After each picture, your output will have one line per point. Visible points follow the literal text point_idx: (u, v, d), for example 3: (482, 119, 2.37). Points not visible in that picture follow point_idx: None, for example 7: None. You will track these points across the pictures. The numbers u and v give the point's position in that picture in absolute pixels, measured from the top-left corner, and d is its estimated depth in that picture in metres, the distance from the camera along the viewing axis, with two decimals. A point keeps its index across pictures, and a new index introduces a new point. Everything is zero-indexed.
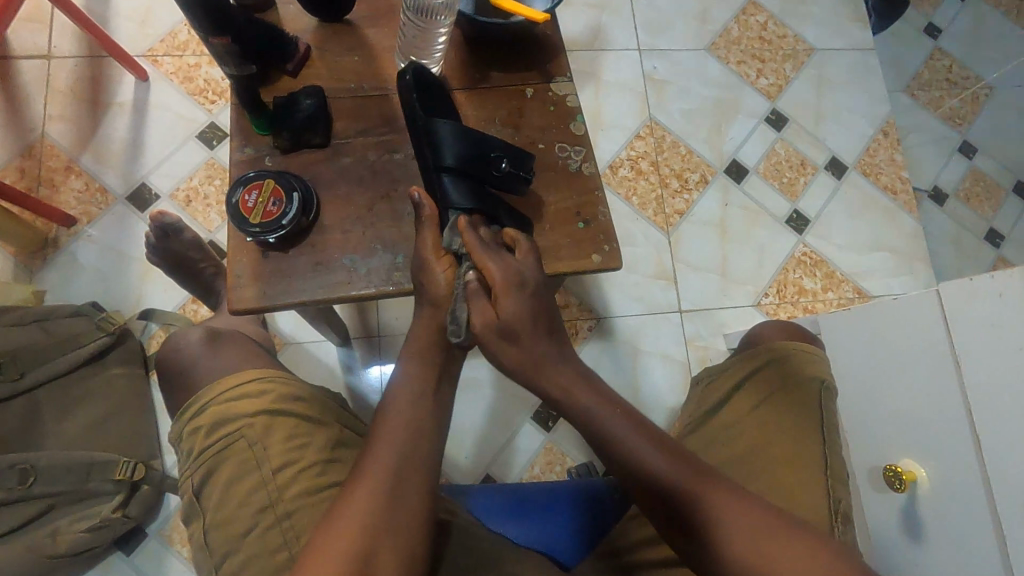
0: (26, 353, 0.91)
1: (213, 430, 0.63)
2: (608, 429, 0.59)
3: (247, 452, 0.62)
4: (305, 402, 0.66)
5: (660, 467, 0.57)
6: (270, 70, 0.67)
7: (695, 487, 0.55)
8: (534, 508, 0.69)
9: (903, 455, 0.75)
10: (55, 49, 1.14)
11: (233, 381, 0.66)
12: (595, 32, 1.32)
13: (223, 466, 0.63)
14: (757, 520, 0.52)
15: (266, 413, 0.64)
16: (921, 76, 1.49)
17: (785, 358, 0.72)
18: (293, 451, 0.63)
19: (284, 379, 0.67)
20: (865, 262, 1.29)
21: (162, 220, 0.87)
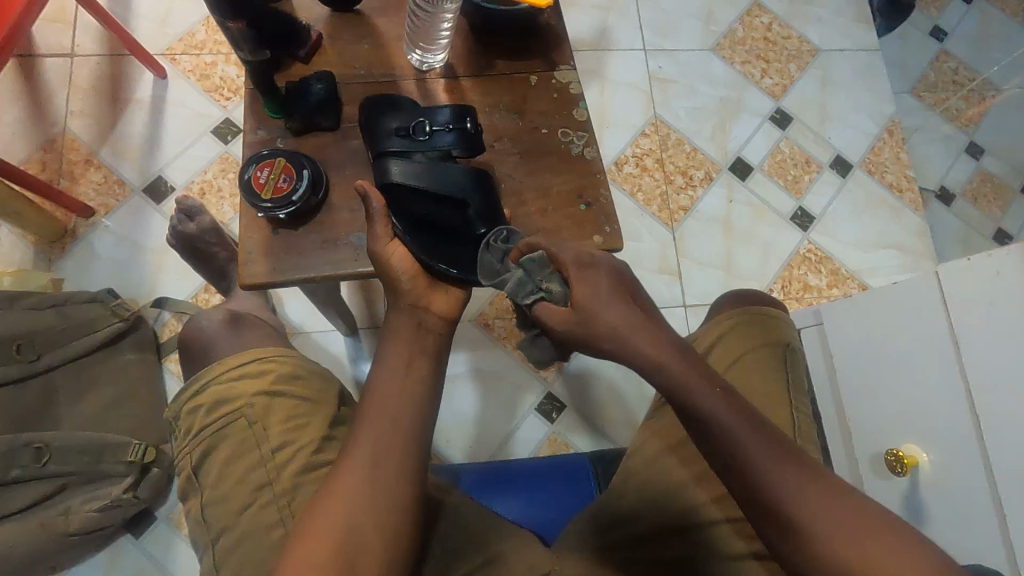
0: (42, 337, 0.93)
1: (215, 409, 0.65)
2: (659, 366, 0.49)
3: (248, 431, 0.64)
4: (302, 380, 0.67)
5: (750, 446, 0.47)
6: (284, 57, 0.70)
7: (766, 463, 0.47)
8: (521, 486, 0.71)
9: (902, 439, 0.75)
10: (77, 47, 1.19)
11: (235, 360, 0.67)
12: (602, 32, 1.34)
13: (224, 444, 0.64)
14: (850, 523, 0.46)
15: (266, 392, 0.65)
16: (927, 77, 1.50)
17: (763, 322, 0.72)
18: (290, 431, 0.64)
19: (288, 355, 0.69)
20: (871, 259, 1.29)
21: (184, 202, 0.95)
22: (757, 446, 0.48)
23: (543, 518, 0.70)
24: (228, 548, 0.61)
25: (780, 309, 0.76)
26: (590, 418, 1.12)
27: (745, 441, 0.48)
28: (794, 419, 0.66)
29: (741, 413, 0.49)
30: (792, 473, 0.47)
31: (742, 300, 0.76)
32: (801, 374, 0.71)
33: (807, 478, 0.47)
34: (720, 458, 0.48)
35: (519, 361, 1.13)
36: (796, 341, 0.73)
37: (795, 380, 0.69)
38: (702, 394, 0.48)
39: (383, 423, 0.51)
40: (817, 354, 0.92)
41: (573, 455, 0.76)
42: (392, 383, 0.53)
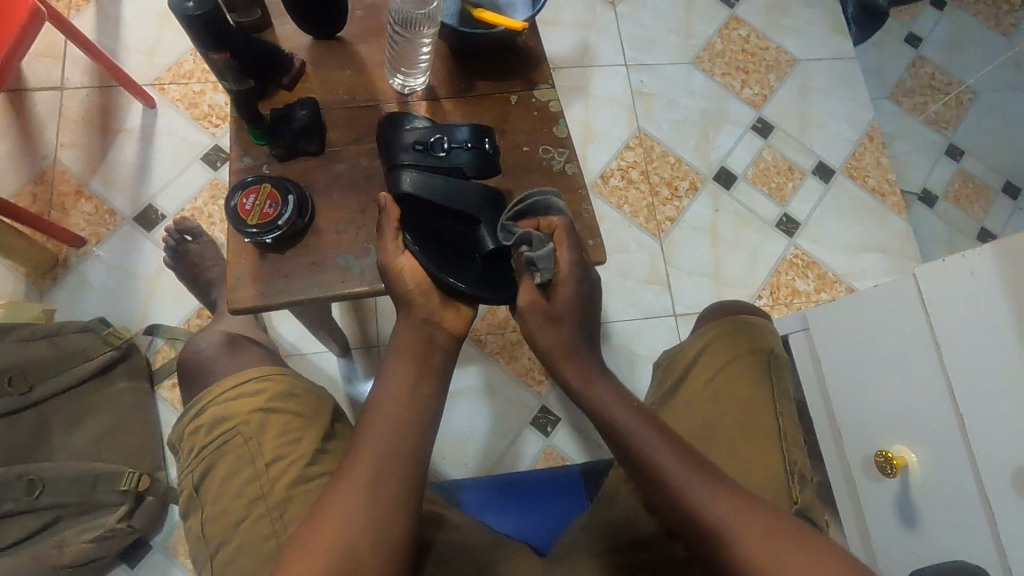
0: (31, 369, 0.93)
1: (212, 427, 0.66)
2: (621, 429, 0.58)
3: (245, 446, 0.64)
4: (297, 396, 0.67)
5: (669, 465, 0.55)
6: (268, 85, 0.71)
7: (678, 479, 0.54)
8: (513, 498, 0.72)
9: (892, 440, 0.75)
10: (67, 80, 1.20)
11: (233, 380, 0.68)
12: (583, 50, 1.37)
13: (220, 462, 0.64)
14: (761, 534, 0.50)
15: (263, 408, 0.66)
16: (904, 83, 1.53)
17: (746, 326, 0.74)
18: (285, 445, 0.64)
19: (283, 373, 0.70)
20: (857, 263, 1.30)
21: (183, 223, 0.97)
22: (679, 470, 0.54)
23: (535, 529, 0.71)
24: (223, 564, 0.61)
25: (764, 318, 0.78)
26: (585, 429, 1.12)
27: (676, 472, 0.54)
28: (777, 423, 0.67)
29: (673, 448, 0.56)
30: (734, 502, 0.52)
31: (725, 311, 0.78)
32: (788, 384, 0.71)
33: (725, 495, 0.53)
34: (653, 491, 0.55)
35: (512, 376, 1.14)
36: (780, 346, 0.74)
37: (781, 379, 0.70)
38: (642, 437, 0.57)
39: (383, 436, 0.53)
40: (806, 360, 0.93)
41: (564, 467, 0.76)
42: (391, 396, 0.55)
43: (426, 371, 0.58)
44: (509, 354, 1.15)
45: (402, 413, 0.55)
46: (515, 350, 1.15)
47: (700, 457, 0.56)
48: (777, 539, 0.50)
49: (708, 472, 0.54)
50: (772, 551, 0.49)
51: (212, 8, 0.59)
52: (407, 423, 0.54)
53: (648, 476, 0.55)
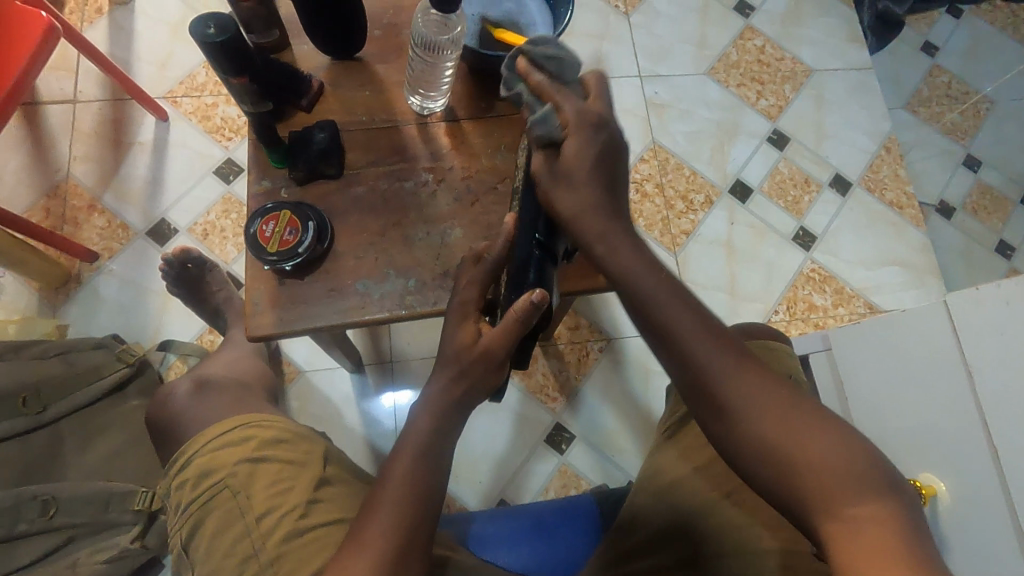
0: (48, 387, 0.92)
1: (199, 483, 0.64)
2: (632, 282, 0.53)
3: (231, 502, 0.63)
4: (285, 446, 0.66)
5: (677, 321, 0.51)
6: (286, 106, 0.70)
7: (691, 345, 0.50)
8: (523, 533, 0.70)
9: (919, 468, 0.73)
10: (80, 93, 1.20)
11: (216, 432, 0.67)
12: (597, 60, 1.36)
13: (209, 518, 0.63)
14: (775, 404, 0.47)
15: (248, 461, 0.64)
16: (921, 93, 1.52)
17: (769, 354, 0.70)
18: (275, 496, 0.62)
19: (269, 423, 0.68)
20: (875, 277, 1.29)
21: (187, 255, 0.92)
22: (688, 329, 0.50)
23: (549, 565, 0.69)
24: None
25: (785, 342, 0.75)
26: (599, 447, 1.11)
27: (686, 333, 0.50)
28: None
29: (688, 307, 0.52)
30: (743, 372, 0.48)
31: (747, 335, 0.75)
32: None
33: (737, 362, 0.49)
34: (658, 341, 0.52)
35: (526, 392, 1.12)
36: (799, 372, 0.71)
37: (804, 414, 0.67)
38: (655, 293, 0.52)
39: (394, 496, 0.52)
40: (827, 381, 0.91)
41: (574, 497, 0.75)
42: (405, 454, 0.54)
43: (444, 423, 0.56)
44: (523, 370, 1.13)
45: (413, 472, 0.53)
46: (529, 366, 1.14)
47: (716, 322, 0.52)
48: (791, 411, 0.46)
49: (730, 342, 0.50)
50: (783, 412, 0.46)
51: (233, 33, 0.58)
52: (418, 481, 0.53)
53: (654, 328, 0.52)
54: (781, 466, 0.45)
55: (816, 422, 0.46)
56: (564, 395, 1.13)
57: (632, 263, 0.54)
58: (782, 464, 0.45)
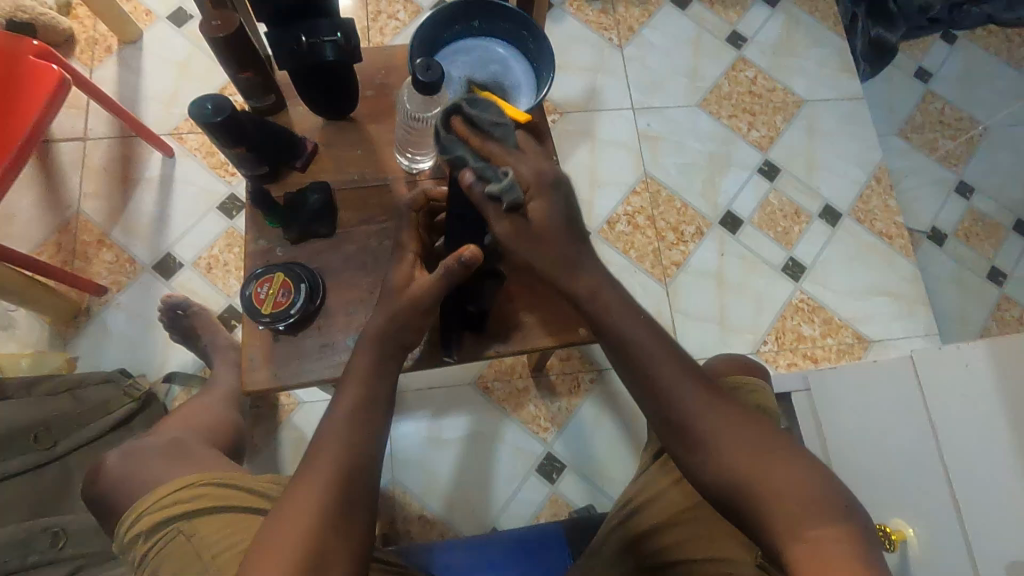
0: (58, 422, 0.96)
1: (154, 531, 0.67)
2: (625, 334, 0.61)
3: (187, 544, 0.66)
4: (239, 495, 0.70)
5: (661, 369, 0.59)
6: (283, 168, 0.74)
7: (668, 386, 0.58)
8: (491, 563, 0.76)
9: (890, 515, 0.76)
10: (90, 131, 1.25)
11: (170, 486, 0.69)
12: (591, 93, 1.39)
13: (164, 563, 0.65)
14: (746, 440, 0.54)
15: (202, 509, 0.67)
16: (914, 120, 1.53)
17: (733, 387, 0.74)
18: (231, 538, 0.65)
19: (223, 475, 0.71)
20: (863, 307, 1.31)
21: (171, 300, 1.03)
22: (672, 375, 0.58)
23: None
24: None
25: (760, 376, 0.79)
26: (589, 476, 1.14)
27: (669, 379, 0.58)
28: None
29: (670, 354, 0.60)
30: (719, 410, 0.56)
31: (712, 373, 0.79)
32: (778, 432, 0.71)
33: (712, 402, 0.57)
34: (641, 387, 0.59)
35: (519, 423, 1.15)
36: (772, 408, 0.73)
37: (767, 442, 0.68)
38: (644, 347, 0.60)
39: (318, 485, 0.52)
40: (808, 419, 0.94)
41: (541, 526, 0.80)
42: (334, 437, 0.55)
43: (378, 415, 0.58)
44: (515, 402, 1.16)
45: (344, 455, 0.54)
46: (521, 398, 1.17)
47: (698, 367, 0.60)
48: (765, 446, 0.54)
49: (705, 382, 0.58)
50: (755, 450, 0.53)
51: (229, 112, 0.62)
52: (346, 468, 0.54)
53: (637, 375, 0.60)
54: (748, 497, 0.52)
55: (783, 458, 0.53)
56: (555, 425, 1.16)
57: (625, 323, 0.61)
58: (749, 489, 0.52)
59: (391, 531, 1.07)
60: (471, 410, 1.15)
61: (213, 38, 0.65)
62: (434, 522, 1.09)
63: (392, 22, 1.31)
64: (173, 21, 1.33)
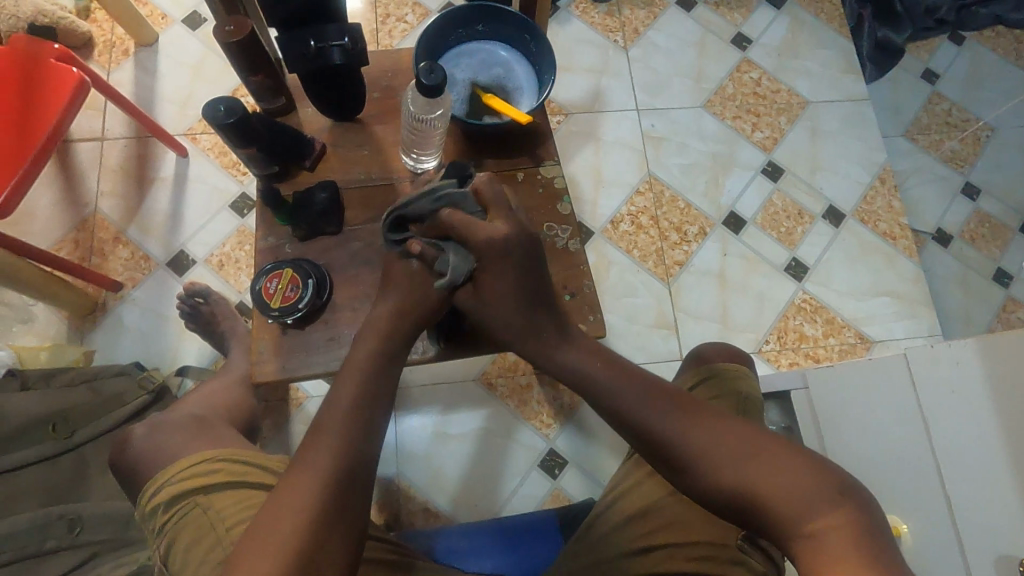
0: (76, 412, 0.99)
1: (173, 503, 0.70)
2: (588, 373, 0.64)
3: (202, 517, 0.68)
4: (253, 472, 0.72)
5: (629, 399, 0.61)
6: (291, 167, 0.77)
7: (640, 413, 0.60)
8: (487, 545, 0.78)
9: (883, 509, 0.78)
10: (108, 131, 1.28)
11: (187, 461, 0.72)
12: (596, 95, 1.41)
13: (183, 533, 0.68)
14: (727, 439, 0.56)
15: (216, 485, 0.70)
16: (919, 121, 1.53)
17: (718, 375, 0.78)
18: (246, 509, 0.68)
19: (238, 453, 0.74)
20: (866, 307, 1.31)
21: (194, 287, 1.09)
22: (641, 403, 0.60)
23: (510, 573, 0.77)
24: None
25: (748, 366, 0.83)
26: (590, 471, 1.16)
27: (639, 407, 0.60)
28: None
29: (633, 380, 0.62)
30: (694, 421, 0.58)
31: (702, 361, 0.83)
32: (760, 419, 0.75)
33: (684, 418, 0.59)
34: (619, 422, 0.61)
35: (523, 419, 1.17)
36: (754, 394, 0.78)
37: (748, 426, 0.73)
38: (612, 379, 0.63)
39: (320, 457, 0.56)
40: (806, 417, 0.96)
41: (537, 512, 0.83)
42: (333, 415, 0.59)
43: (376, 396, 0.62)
44: (518, 398, 1.18)
45: (343, 431, 0.58)
46: (524, 395, 1.19)
47: (661, 388, 0.62)
48: (745, 439, 0.56)
49: (673, 400, 0.60)
50: (737, 447, 0.56)
51: (241, 114, 0.65)
52: (348, 441, 0.57)
53: (613, 410, 0.62)
54: (752, 498, 0.54)
55: (764, 444, 0.56)
56: (557, 422, 1.18)
57: (581, 356, 0.65)
58: (750, 492, 0.54)
59: (395, 523, 1.09)
60: (473, 405, 1.17)
61: (226, 43, 0.68)
62: (438, 515, 1.11)
63: (400, 24, 1.34)
64: (187, 25, 1.37)
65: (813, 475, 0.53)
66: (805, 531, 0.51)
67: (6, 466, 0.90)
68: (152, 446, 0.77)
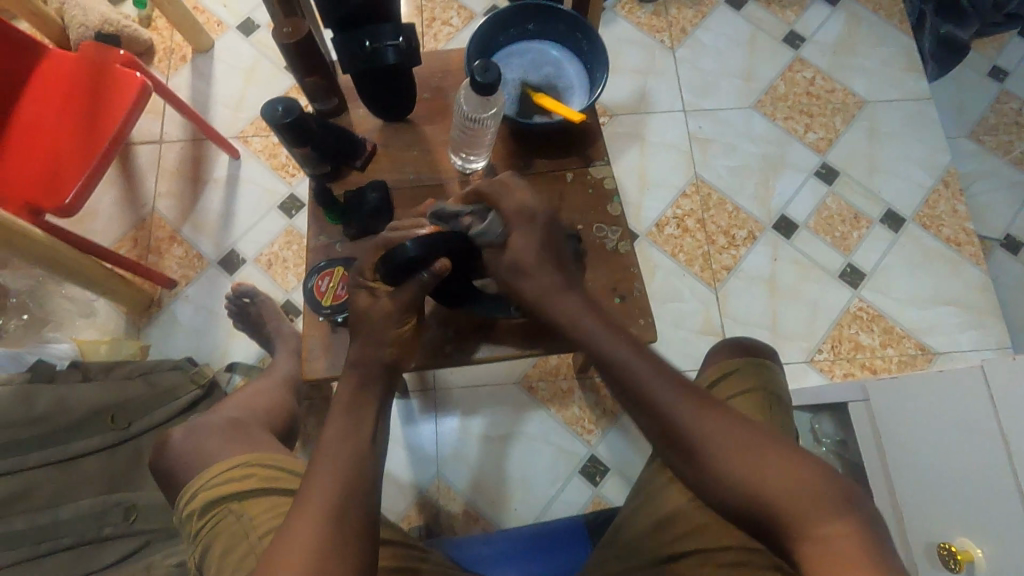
0: (133, 403, 1.02)
1: (206, 511, 0.71)
2: (610, 353, 0.63)
3: (235, 524, 0.69)
4: (285, 479, 0.73)
5: (649, 386, 0.61)
6: (342, 166, 0.77)
7: (657, 400, 0.60)
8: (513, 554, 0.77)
9: (953, 530, 0.74)
10: (165, 134, 1.33)
11: (219, 469, 0.73)
12: (641, 96, 1.38)
13: (215, 542, 0.69)
14: (741, 440, 0.57)
15: (249, 493, 0.71)
16: (986, 121, 1.45)
17: (746, 369, 0.77)
18: (276, 518, 0.69)
19: (273, 460, 0.75)
20: (928, 317, 1.25)
21: (241, 287, 1.11)
22: (659, 389, 0.60)
23: None
24: None
25: (774, 361, 0.80)
26: (632, 479, 1.13)
27: (658, 393, 0.60)
28: None
29: (652, 366, 0.62)
30: (709, 415, 0.58)
31: (742, 349, 0.80)
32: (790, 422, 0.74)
33: (701, 411, 0.59)
34: (635, 406, 0.62)
35: (564, 423, 1.16)
36: (784, 395, 0.76)
37: (777, 421, 0.72)
38: (629, 364, 0.62)
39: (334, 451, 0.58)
40: (866, 431, 0.91)
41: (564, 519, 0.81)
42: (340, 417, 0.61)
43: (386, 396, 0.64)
44: (560, 402, 1.17)
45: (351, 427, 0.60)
46: (566, 399, 1.17)
47: (680, 378, 0.62)
48: (758, 443, 0.56)
49: (691, 393, 0.60)
50: (751, 450, 0.56)
51: (297, 114, 0.66)
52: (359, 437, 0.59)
53: (628, 393, 0.62)
54: (756, 500, 0.54)
55: (779, 451, 0.56)
56: (599, 427, 1.16)
57: (602, 336, 0.65)
58: (754, 492, 0.54)
59: (434, 525, 1.09)
60: (512, 409, 1.16)
61: (284, 45, 0.69)
62: (477, 519, 1.10)
63: (446, 27, 1.35)
64: (241, 31, 1.41)
65: (828, 486, 0.53)
66: (810, 536, 0.51)
67: (71, 454, 0.94)
68: (204, 439, 0.79)
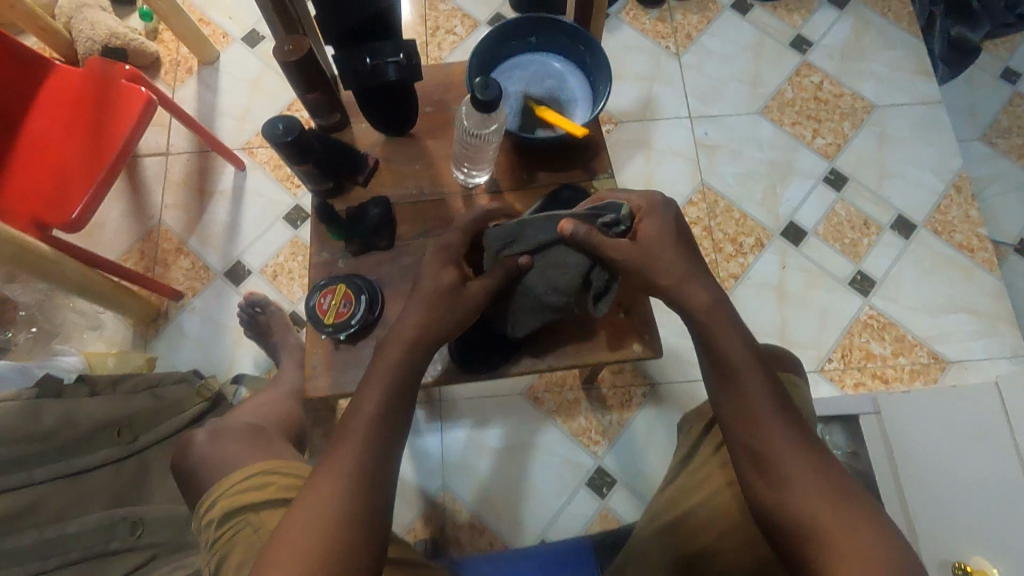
0: (140, 418, 1.02)
1: (224, 520, 0.70)
2: (722, 349, 0.61)
3: (253, 533, 0.67)
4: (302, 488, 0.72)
5: (754, 393, 0.58)
6: (345, 181, 0.77)
7: (754, 410, 0.58)
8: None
9: (970, 551, 0.72)
10: (172, 146, 1.34)
11: (238, 477, 0.73)
12: (646, 103, 1.37)
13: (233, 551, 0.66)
14: (824, 486, 0.54)
15: (265, 501, 0.70)
16: (999, 123, 1.43)
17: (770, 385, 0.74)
18: None
19: (289, 469, 0.74)
20: (941, 324, 1.23)
21: (254, 297, 1.11)
22: (761, 400, 0.58)
23: None
24: None
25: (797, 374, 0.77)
26: (639, 492, 1.12)
27: (759, 404, 0.58)
28: None
29: (759, 378, 0.59)
30: (804, 447, 0.56)
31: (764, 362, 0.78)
32: None
33: (796, 439, 0.56)
34: (730, 405, 0.59)
35: (572, 434, 1.15)
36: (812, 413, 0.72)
37: None
38: (741, 365, 0.60)
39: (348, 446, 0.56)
40: (877, 444, 0.91)
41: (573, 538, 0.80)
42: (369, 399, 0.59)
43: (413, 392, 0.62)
44: (566, 413, 1.16)
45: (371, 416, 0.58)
46: (572, 409, 1.16)
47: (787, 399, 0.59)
48: (840, 495, 0.53)
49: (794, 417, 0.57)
50: (830, 496, 0.53)
51: (297, 132, 0.66)
52: (376, 433, 0.57)
53: (727, 391, 0.60)
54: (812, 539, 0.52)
55: (860, 509, 0.53)
56: (606, 438, 1.15)
57: (723, 337, 0.61)
58: (814, 534, 0.52)
59: (441, 536, 1.09)
60: (519, 420, 1.15)
61: (284, 62, 0.69)
62: (483, 531, 1.09)
63: (450, 36, 1.34)
64: (247, 43, 1.42)
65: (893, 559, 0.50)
66: None
67: (77, 468, 0.94)
68: (208, 455, 0.79)
